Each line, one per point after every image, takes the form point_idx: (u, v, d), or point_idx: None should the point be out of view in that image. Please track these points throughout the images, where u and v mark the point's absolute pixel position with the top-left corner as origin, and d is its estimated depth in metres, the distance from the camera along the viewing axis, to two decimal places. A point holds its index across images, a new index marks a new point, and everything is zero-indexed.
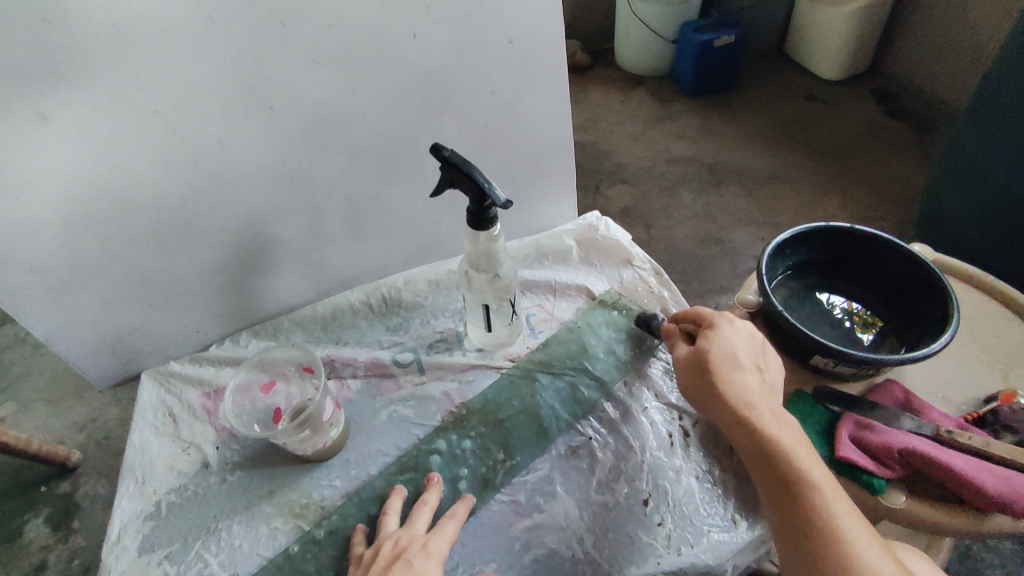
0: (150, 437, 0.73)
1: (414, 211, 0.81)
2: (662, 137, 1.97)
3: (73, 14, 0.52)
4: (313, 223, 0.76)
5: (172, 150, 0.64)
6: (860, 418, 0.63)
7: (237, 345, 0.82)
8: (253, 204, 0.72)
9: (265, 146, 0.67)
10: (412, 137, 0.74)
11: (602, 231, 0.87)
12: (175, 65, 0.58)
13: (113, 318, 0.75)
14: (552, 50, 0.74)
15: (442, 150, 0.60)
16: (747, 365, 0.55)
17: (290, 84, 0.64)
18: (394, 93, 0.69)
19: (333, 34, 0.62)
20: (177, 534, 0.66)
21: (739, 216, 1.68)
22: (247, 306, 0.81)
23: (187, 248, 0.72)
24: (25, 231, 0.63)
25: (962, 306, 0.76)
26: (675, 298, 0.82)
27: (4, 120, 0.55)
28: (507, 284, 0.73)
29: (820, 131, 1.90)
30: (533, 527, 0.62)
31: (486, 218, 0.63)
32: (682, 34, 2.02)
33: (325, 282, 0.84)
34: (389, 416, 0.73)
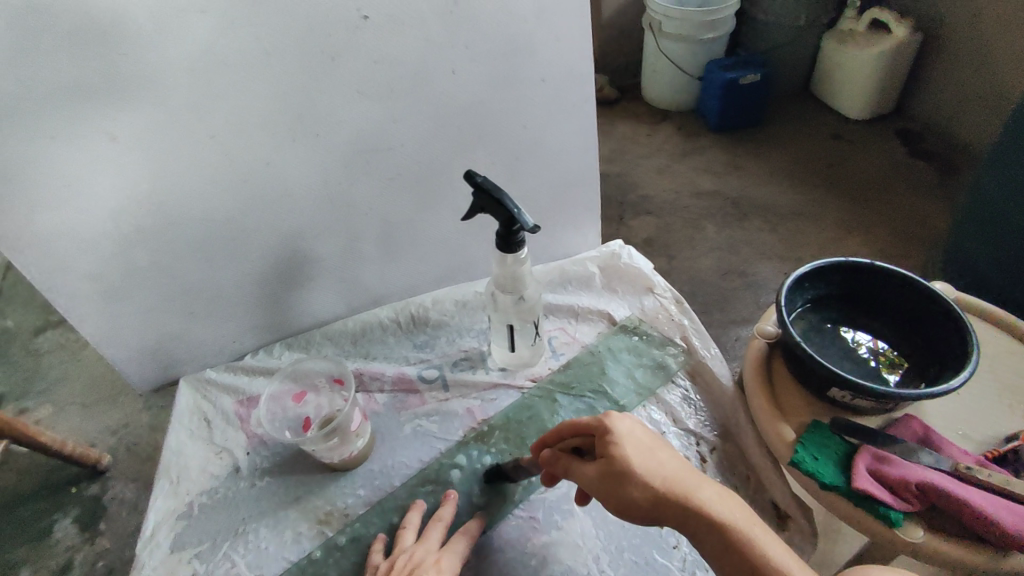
0: (186, 440, 0.77)
1: (444, 235, 0.85)
2: (686, 170, 2.00)
3: (145, 46, 0.58)
4: (349, 242, 0.80)
5: (224, 171, 0.68)
6: (878, 451, 0.64)
7: (271, 356, 0.85)
8: (294, 222, 0.76)
9: (309, 170, 0.72)
10: (446, 164, 0.78)
11: (625, 259, 0.90)
12: (232, 94, 0.63)
13: (158, 326, 0.79)
14: (581, 87, 0.78)
15: (475, 176, 0.64)
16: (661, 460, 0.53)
17: (336, 113, 0.68)
18: (431, 123, 0.73)
19: (377, 68, 0.67)
20: (207, 534, 0.68)
21: (761, 250, 1.70)
22: (282, 319, 0.85)
23: (230, 262, 0.76)
24: (86, 240, 0.68)
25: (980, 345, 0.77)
26: (695, 326, 0.84)
27: (77, 140, 0.61)
28: (531, 307, 0.76)
29: (844, 170, 1.91)
30: (550, 543, 0.64)
31: (514, 241, 0.66)
32: (708, 72, 2.06)
33: (357, 299, 0.87)
34: (413, 429, 0.75)
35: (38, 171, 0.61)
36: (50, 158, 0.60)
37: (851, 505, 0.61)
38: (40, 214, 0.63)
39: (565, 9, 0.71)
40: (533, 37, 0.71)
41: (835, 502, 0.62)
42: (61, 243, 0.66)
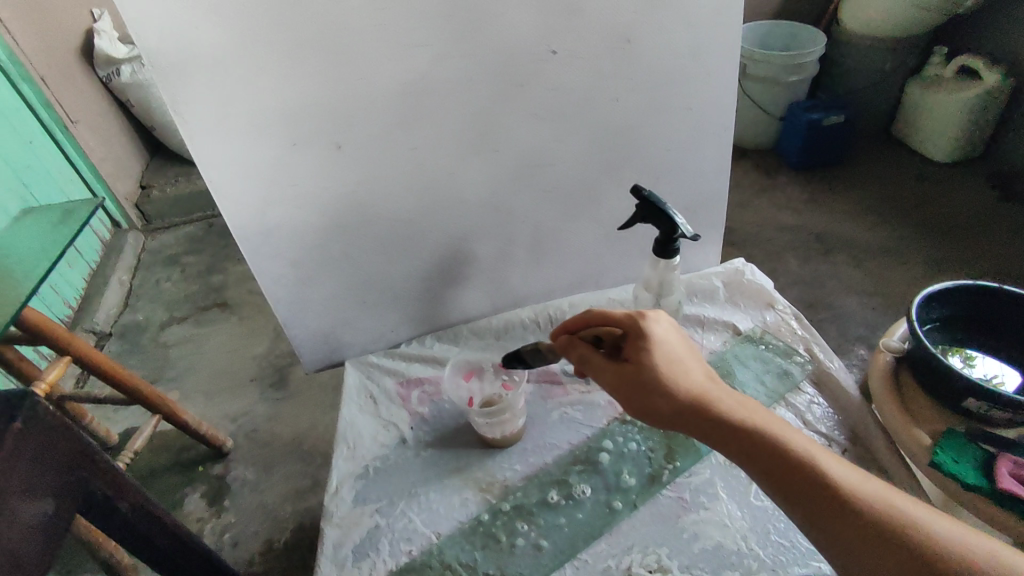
0: (357, 413, 0.86)
1: (585, 244, 0.94)
2: (767, 205, 2.06)
3: (380, 72, 0.70)
4: (504, 246, 0.90)
5: (418, 178, 0.80)
6: (1018, 458, 0.69)
7: (424, 346, 0.95)
8: (464, 226, 0.87)
9: (484, 180, 0.83)
10: (597, 181, 0.87)
11: (748, 276, 0.97)
12: (437, 112, 0.75)
13: (335, 312, 0.91)
14: (721, 117, 0.87)
15: (642, 192, 0.73)
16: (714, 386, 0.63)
17: (515, 132, 0.79)
18: (591, 144, 0.83)
19: (556, 95, 0.78)
20: (384, 493, 0.77)
21: (848, 284, 1.73)
22: (436, 313, 0.96)
23: (405, 258, 0.88)
24: (300, 232, 0.80)
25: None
26: (816, 338, 0.89)
27: (313, 147, 0.73)
28: (673, 310, 0.84)
29: (931, 210, 1.93)
30: (700, 521, 0.70)
31: (671, 247, 0.75)
32: (792, 112, 2.13)
33: (501, 299, 0.97)
34: (561, 415, 0.83)
35: (279, 174, 0.74)
36: (289, 164, 0.74)
37: (995, 506, 0.66)
38: (272, 210, 0.76)
39: (718, 47, 0.80)
40: (687, 72, 0.81)
41: (975, 503, 0.67)
42: (282, 233, 0.79)
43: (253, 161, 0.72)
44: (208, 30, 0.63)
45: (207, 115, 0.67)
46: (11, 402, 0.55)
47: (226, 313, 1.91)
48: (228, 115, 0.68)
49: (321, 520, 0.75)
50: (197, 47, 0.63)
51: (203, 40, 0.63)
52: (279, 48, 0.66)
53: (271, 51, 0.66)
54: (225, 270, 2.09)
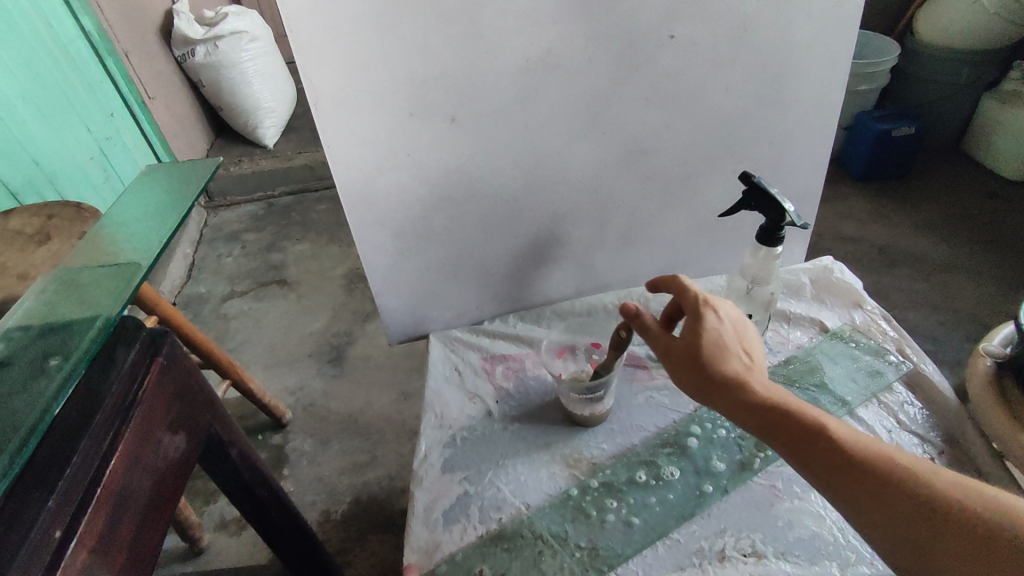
0: (443, 383, 0.88)
1: (674, 233, 0.94)
2: (829, 214, 2.03)
3: (504, 46, 0.72)
4: (596, 230, 0.92)
5: (522, 154, 0.82)
6: None
7: (507, 324, 0.96)
8: (560, 207, 0.88)
9: (586, 161, 0.84)
10: (696, 169, 0.88)
11: (837, 274, 0.96)
12: (551, 90, 0.77)
13: (426, 285, 0.93)
14: (827, 112, 0.86)
15: (752, 176, 0.74)
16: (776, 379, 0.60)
17: (624, 115, 0.80)
18: (695, 132, 0.84)
19: (668, 79, 0.79)
20: (473, 463, 0.77)
21: (914, 297, 1.69)
22: (521, 293, 0.97)
23: (499, 234, 0.89)
24: (405, 201, 0.82)
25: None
26: (908, 340, 0.87)
27: (430, 118, 0.76)
28: (766, 301, 0.84)
29: (1003, 228, 1.88)
30: (793, 510, 0.70)
31: (776, 235, 0.75)
32: (859, 122, 2.10)
33: (584, 283, 0.99)
34: (646, 399, 0.84)
35: (395, 143, 0.77)
36: (406, 133, 0.76)
37: None
38: (383, 176, 0.79)
39: (834, 40, 0.79)
40: (800, 63, 0.80)
41: None
42: (387, 200, 0.81)
43: (375, 127, 0.75)
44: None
45: (337, 79, 0.70)
46: (152, 339, 0.57)
47: (285, 290, 1.96)
48: (358, 82, 0.71)
49: (410, 483, 0.76)
50: (339, 13, 0.66)
51: (346, 6, 0.66)
52: (413, 18, 0.68)
53: (407, 21, 0.68)
54: (283, 249, 2.14)
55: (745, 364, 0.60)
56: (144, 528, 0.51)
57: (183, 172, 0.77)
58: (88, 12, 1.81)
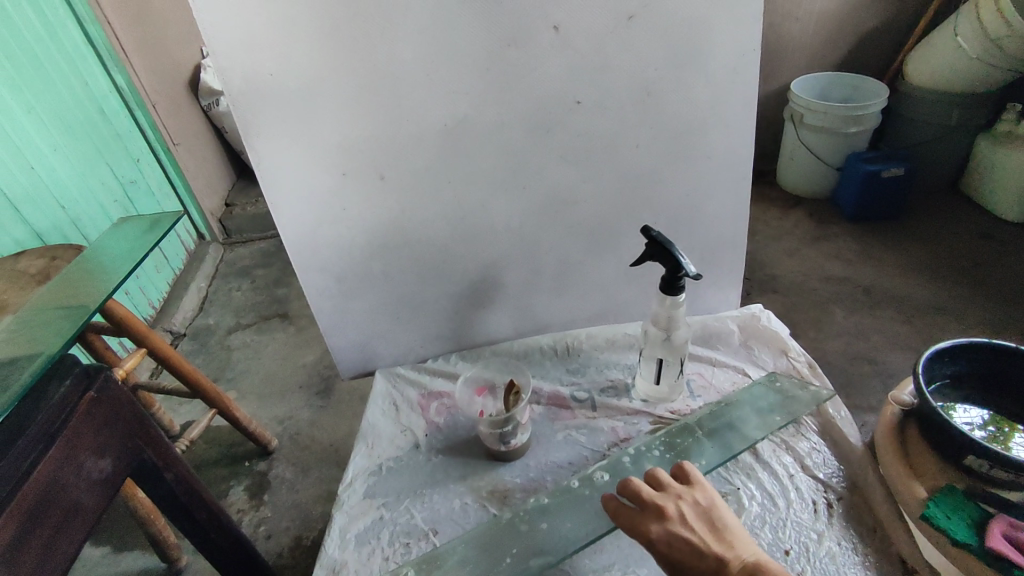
0: (379, 416, 0.94)
1: (605, 278, 1.00)
2: (817, 254, 2.03)
3: (422, 112, 0.80)
4: (529, 274, 0.98)
5: (451, 207, 0.89)
6: (1012, 521, 0.72)
7: (448, 363, 1.02)
8: (491, 254, 0.95)
9: (510, 214, 0.90)
10: (618, 219, 0.93)
11: (763, 322, 0.99)
12: (473, 150, 0.84)
13: (372, 325, 1.00)
14: (741, 166, 0.91)
15: (650, 231, 0.78)
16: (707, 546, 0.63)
17: (542, 172, 0.87)
18: (613, 186, 0.89)
19: (582, 139, 0.85)
20: (392, 490, 0.83)
21: (895, 340, 1.67)
22: (463, 333, 1.04)
23: (436, 279, 0.96)
24: (344, 248, 0.90)
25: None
26: (827, 388, 0.89)
27: (362, 177, 0.84)
28: (680, 346, 0.87)
29: (995, 271, 1.85)
30: None
31: (677, 284, 0.79)
32: (848, 163, 2.11)
33: (524, 324, 1.04)
34: (565, 436, 0.88)
35: (333, 199, 0.85)
36: (342, 191, 0.84)
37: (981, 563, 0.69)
38: (322, 228, 0.88)
39: (739, 103, 0.85)
40: (708, 123, 0.85)
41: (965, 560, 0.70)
42: (328, 248, 0.90)
43: (314, 184, 0.83)
44: (284, 75, 0.75)
45: (273, 145, 0.79)
46: (86, 374, 0.65)
47: (286, 323, 2.07)
48: (295, 147, 0.80)
49: (333, 508, 0.82)
50: (272, 89, 0.75)
51: (279, 84, 0.75)
52: (340, 92, 0.77)
53: (336, 93, 0.77)
54: (289, 284, 2.27)
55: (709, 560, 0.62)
56: (56, 540, 0.58)
57: (149, 223, 0.88)
58: (120, 70, 2.01)
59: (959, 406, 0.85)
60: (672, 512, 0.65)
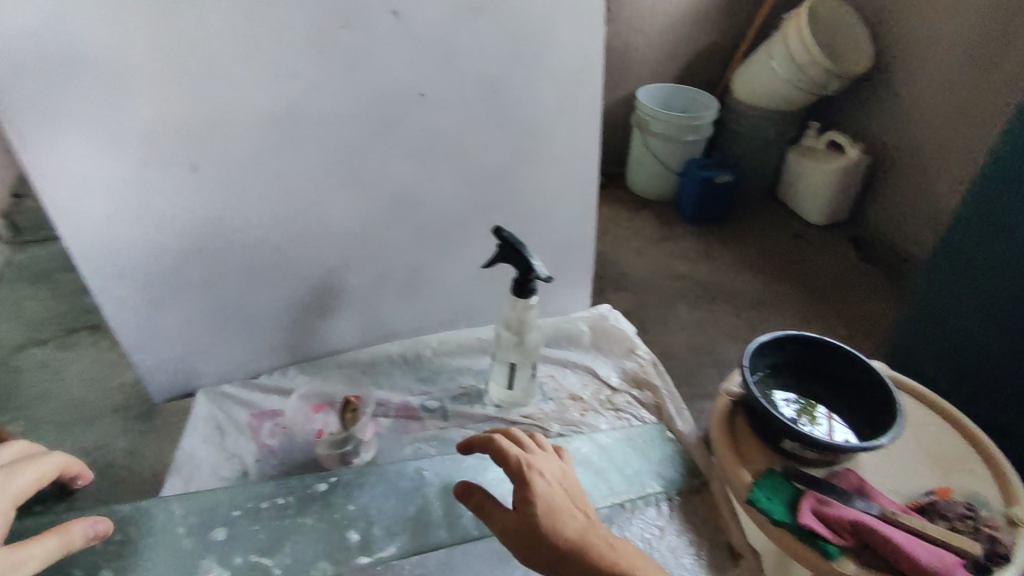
0: (199, 444, 0.82)
1: (456, 282, 0.95)
2: (663, 254, 2.13)
3: (235, 95, 0.69)
4: (377, 278, 0.90)
5: (282, 205, 0.79)
6: (855, 482, 0.77)
7: (285, 377, 0.92)
8: (332, 258, 0.86)
9: (347, 214, 0.82)
10: (467, 220, 0.89)
11: (611, 322, 1.02)
12: (305, 141, 0.75)
13: (189, 338, 0.86)
14: (587, 170, 0.90)
15: (502, 232, 0.76)
16: (561, 490, 0.64)
17: (382, 168, 0.80)
18: (462, 186, 0.85)
19: (425, 136, 0.79)
20: (204, 513, 0.71)
21: (727, 334, 1.80)
22: (302, 344, 0.93)
23: (267, 286, 0.85)
24: (147, 250, 0.76)
25: (940, 444, 0.85)
26: (667, 389, 0.95)
27: (165, 167, 0.71)
28: (532, 349, 0.85)
29: (805, 270, 2.05)
30: None
31: (527, 287, 0.78)
32: (688, 169, 2.24)
33: (372, 331, 0.96)
34: (414, 451, 0.83)
35: (133, 192, 0.72)
36: (138, 181, 0.71)
37: (803, 543, 0.70)
38: (116, 227, 0.73)
39: (581, 107, 0.84)
40: (554, 123, 0.84)
41: (787, 541, 0.71)
42: (126, 249, 0.75)
43: (107, 176, 0.70)
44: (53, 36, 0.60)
45: (41, 121, 0.64)
46: None
47: None
48: (77, 130, 0.66)
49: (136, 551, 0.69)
50: (37, 53, 0.61)
51: (46, 48, 0.61)
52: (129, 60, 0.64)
53: (129, 68, 0.64)
54: None
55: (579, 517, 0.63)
56: None
57: None
58: None
59: (780, 393, 0.89)
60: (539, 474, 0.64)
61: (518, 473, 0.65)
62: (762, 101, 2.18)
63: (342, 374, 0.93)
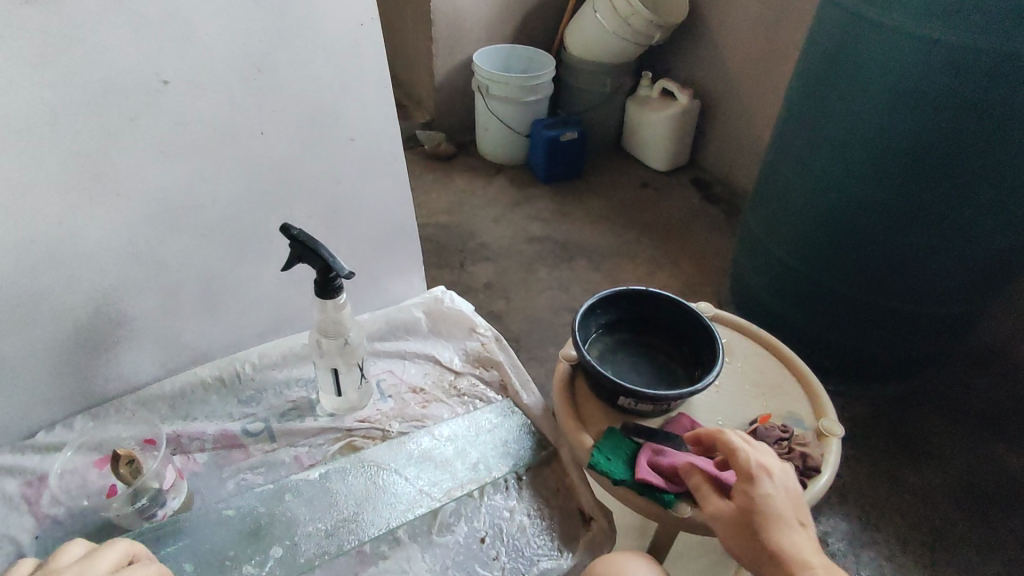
0: None
1: (266, 288, 0.85)
2: (519, 217, 2.11)
3: None
4: (165, 299, 0.78)
5: (9, 231, 0.64)
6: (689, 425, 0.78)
7: (70, 430, 0.78)
8: (98, 285, 0.72)
9: (103, 231, 0.69)
10: (261, 219, 0.79)
11: (447, 303, 0.96)
12: (17, 151, 0.61)
13: None
14: (390, 147, 0.84)
15: (290, 229, 0.69)
16: (779, 484, 0.60)
17: (135, 172, 0.68)
18: (244, 182, 0.75)
19: (182, 129, 0.68)
20: None
21: (590, 288, 1.83)
22: (86, 388, 0.79)
23: (16, 331, 0.70)
24: None
25: (761, 371, 0.91)
26: (511, 361, 0.92)
27: None
28: (355, 351, 0.80)
29: (654, 215, 2.13)
30: (375, 574, 0.67)
31: (332, 286, 0.71)
32: (534, 129, 2.22)
33: (175, 358, 0.84)
34: (238, 484, 0.74)
35: None
36: None
37: (641, 497, 0.70)
38: None
39: (367, 78, 0.77)
40: (340, 100, 0.76)
41: (628, 496, 0.71)
42: None
43: None
44: None
45: None
46: None
47: None
48: None
49: None
50: None
51: None
52: None
53: None
54: None
55: (794, 528, 0.59)
56: None
57: None
58: None
59: (616, 350, 0.91)
60: (775, 471, 0.61)
61: (745, 473, 0.60)
62: (596, 53, 2.19)
63: (141, 413, 0.80)
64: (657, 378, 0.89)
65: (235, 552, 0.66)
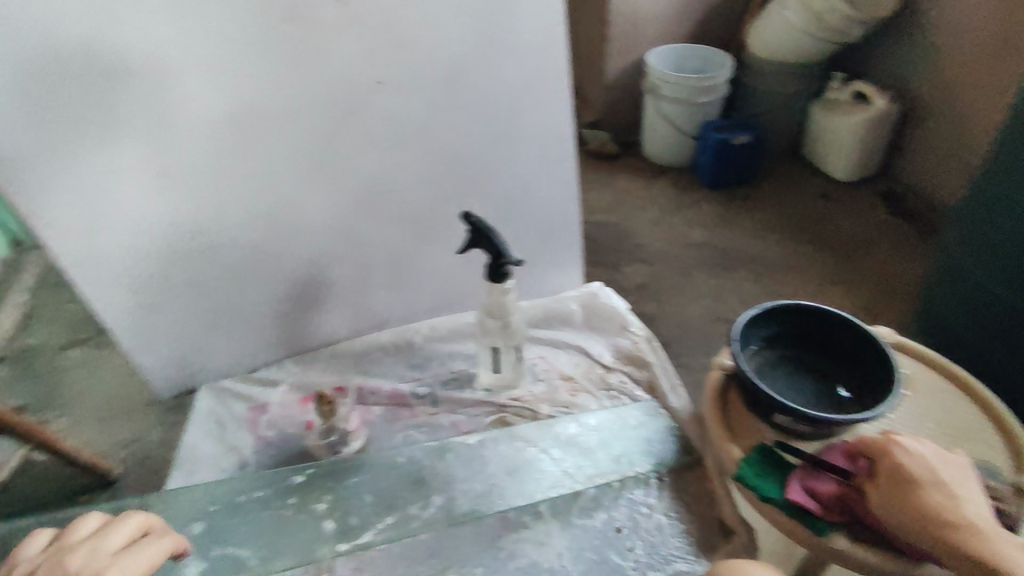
0: (201, 439, 0.86)
1: (441, 266, 0.94)
2: (680, 222, 2.06)
3: (192, 95, 0.70)
4: (361, 270, 0.90)
5: (256, 201, 0.79)
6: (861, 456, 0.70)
7: (280, 371, 0.94)
8: (313, 252, 0.86)
9: (322, 208, 0.83)
10: (445, 206, 0.88)
11: (602, 297, 1.00)
12: (269, 137, 0.75)
13: (183, 338, 0.89)
14: (563, 144, 0.88)
15: (470, 217, 0.76)
16: (927, 459, 0.60)
17: (350, 158, 0.80)
18: (434, 172, 0.84)
19: (389, 122, 0.78)
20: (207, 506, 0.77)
21: (751, 301, 1.73)
22: (294, 336, 0.94)
23: (253, 283, 0.87)
24: (130, 256, 0.79)
25: (949, 414, 0.81)
26: (663, 365, 0.92)
27: (136, 173, 0.73)
28: (514, 333, 0.85)
29: (832, 229, 1.95)
30: (518, 540, 0.72)
31: (501, 272, 0.77)
32: (704, 132, 2.15)
33: (363, 321, 0.96)
34: (404, 438, 0.84)
35: (108, 200, 0.73)
36: (112, 189, 0.73)
37: (790, 519, 0.66)
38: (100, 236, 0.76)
39: (548, 79, 0.82)
40: (522, 99, 0.82)
41: (775, 517, 0.67)
42: (110, 256, 0.78)
43: (77, 186, 0.71)
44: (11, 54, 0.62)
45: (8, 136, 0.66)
46: None
47: None
48: (43, 143, 0.68)
49: None
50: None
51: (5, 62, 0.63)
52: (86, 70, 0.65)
53: (84, 78, 0.66)
54: None
55: (937, 491, 0.58)
56: None
57: None
58: None
59: (776, 365, 0.86)
60: (905, 441, 0.62)
61: (881, 451, 0.62)
62: (786, 48, 2.02)
63: (335, 364, 0.94)
64: (821, 401, 0.82)
65: (405, 494, 0.76)
